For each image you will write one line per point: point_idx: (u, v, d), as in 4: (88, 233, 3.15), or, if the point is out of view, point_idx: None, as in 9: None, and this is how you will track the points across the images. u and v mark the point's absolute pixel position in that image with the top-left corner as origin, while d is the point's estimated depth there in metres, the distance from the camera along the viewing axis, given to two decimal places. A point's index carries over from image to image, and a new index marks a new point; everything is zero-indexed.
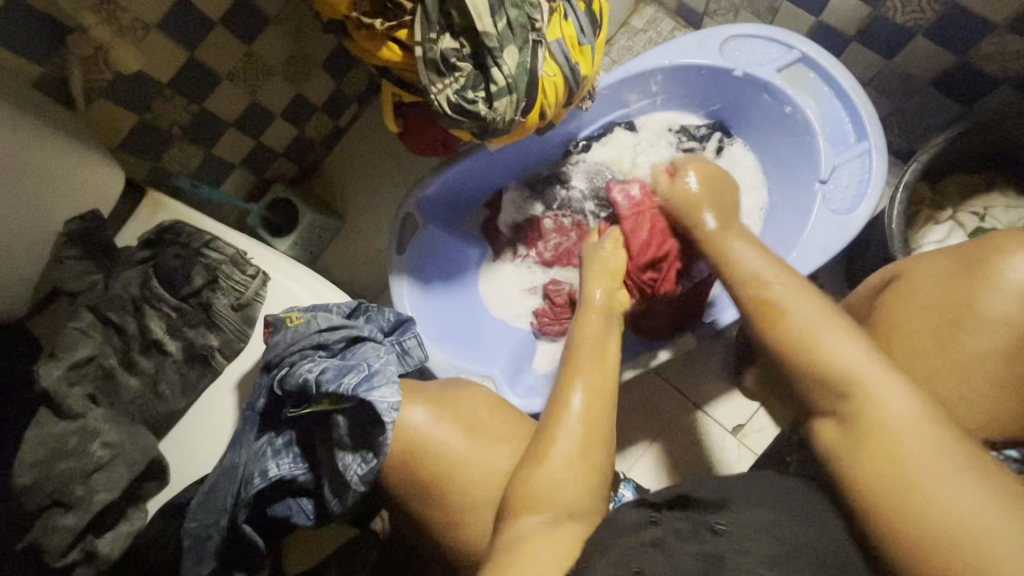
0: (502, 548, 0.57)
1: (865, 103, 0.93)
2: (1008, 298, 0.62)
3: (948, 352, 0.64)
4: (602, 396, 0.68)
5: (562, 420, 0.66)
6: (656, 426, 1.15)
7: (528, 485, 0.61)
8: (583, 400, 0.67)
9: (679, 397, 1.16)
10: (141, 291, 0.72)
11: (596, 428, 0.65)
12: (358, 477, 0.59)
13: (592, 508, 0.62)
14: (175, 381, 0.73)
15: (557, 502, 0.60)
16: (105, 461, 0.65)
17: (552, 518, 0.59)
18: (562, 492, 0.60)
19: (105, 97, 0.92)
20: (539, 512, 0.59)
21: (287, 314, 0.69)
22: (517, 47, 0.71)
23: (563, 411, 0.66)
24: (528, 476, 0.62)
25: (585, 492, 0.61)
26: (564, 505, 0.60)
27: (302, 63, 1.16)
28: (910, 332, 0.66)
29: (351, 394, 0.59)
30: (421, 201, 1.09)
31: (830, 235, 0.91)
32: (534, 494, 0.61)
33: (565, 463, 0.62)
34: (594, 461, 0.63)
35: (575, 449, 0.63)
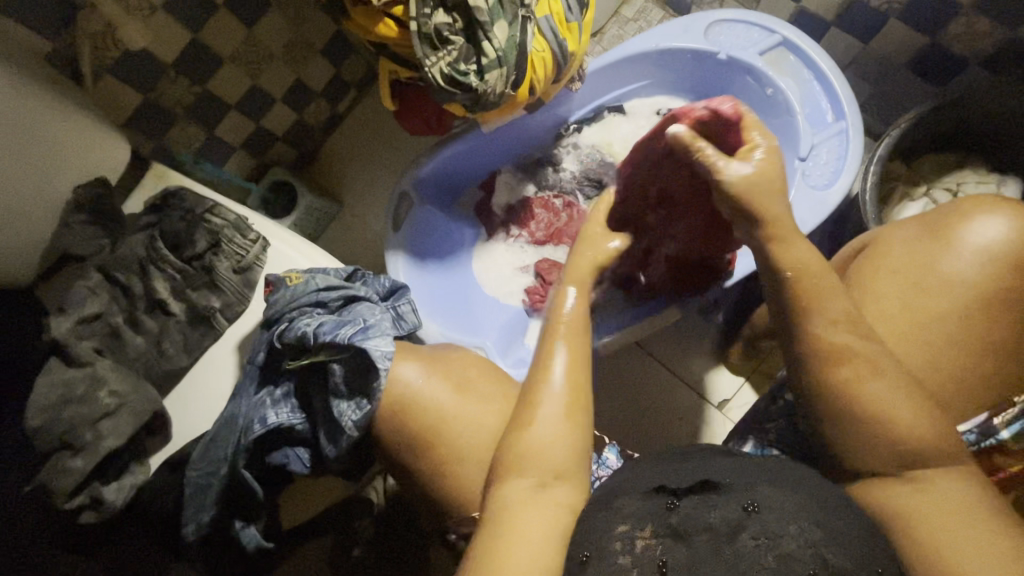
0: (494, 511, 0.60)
1: (842, 84, 0.98)
2: (965, 259, 0.65)
3: (913, 310, 0.66)
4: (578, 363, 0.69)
5: (543, 393, 0.66)
6: (643, 400, 1.18)
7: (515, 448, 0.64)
8: (565, 365, 0.68)
9: (665, 373, 1.19)
10: (147, 252, 0.75)
11: (578, 393, 0.67)
12: (353, 422, 0.62)
13: (576, 458, 0.64)
14: (178, 340, 0.77)
15: (544, 464, 0.63)
16: (112, 408, 0.68)
17: (542, 478, 0.62)
18: (548, 456, 0.63)
19: (111, 73, 0.95)
20: (529, 474, 0.62)
21: (286, 274, 0.73)
22: (507, 21, 0.75)
23: (546, 378, 0.68)
24: (516, 441, 0.64)
25: (568, 448, 0.64)
26: (551, 465, 0.62)
27: (302, 48, 1.19)
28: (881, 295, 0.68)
29: (347, 342, 0.63)
30: (417, 180, 1.12)
31: (809, 210, 0.95)
32: (522, 457, 0.63)
33: (551, 429, 0.64)
34: (578, 422, 0.66)
35: (559, 414, 0.65)
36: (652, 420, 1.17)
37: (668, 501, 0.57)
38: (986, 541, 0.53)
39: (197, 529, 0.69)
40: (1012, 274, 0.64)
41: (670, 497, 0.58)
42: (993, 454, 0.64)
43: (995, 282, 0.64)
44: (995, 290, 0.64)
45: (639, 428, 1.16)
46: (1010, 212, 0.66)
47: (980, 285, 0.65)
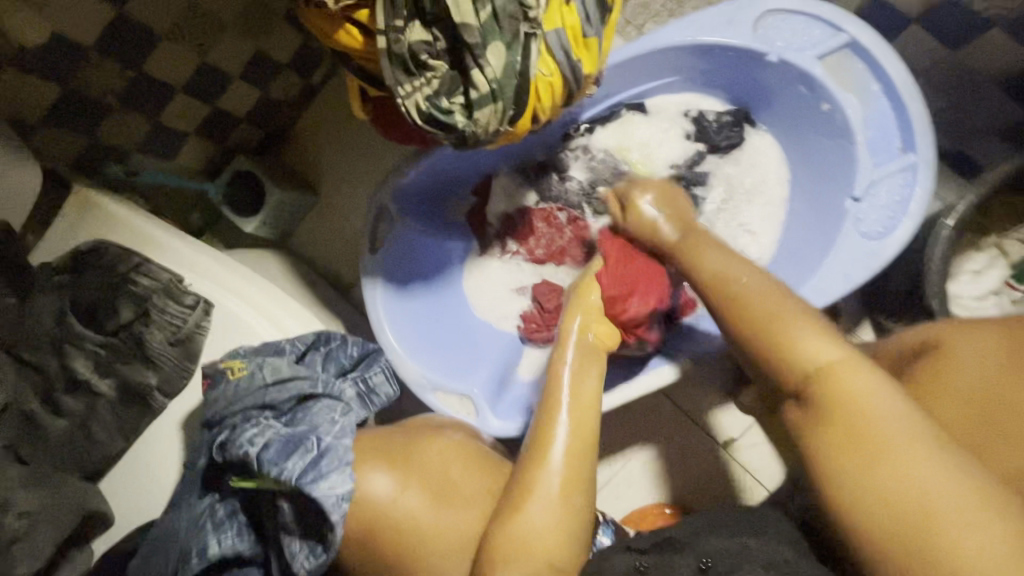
0: None
1: (918, 105, 0.79)
2: None
3: None
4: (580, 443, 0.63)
5: (541, 473, 0.60)
6: (645, 437, 1.12)
7: (504, 536, 0.58)
8: (567, 442, 0.63)
9: (670, 406, 1.12)
10: (59, 328, 0.62)
11: (577, 477, 0.61)
12: (305, 571, 0.53)
13: (572, 552, 0.58)
14: (110, 423, 0.65)
15: (536, 556, 0.57)
16: (23, 532, 0.57)
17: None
18: (542, 547, 0.57)
19: (15, 66, 0.77)
20: (521, 565, 0.56)
21: (227, 364, 0.60)
22: (504, 44, 0.56)
23: (546, 457, 0.61)
24: (505, 527, 0.58)
25: (567, 528, 0.59)
26: (542, 556, 0.57)
27: (260, 16, 0.98)
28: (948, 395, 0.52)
29: (294, 484, 0.51)
30: (398, 193, 0.96)
31: (857, 262, 0.81)
32: (511, 549, 0.57)
33: (547, 514, 0.58)
34: (574, 507, 0.60)
35: (558, 495, 0.59)
36: (654, 455, 1.11)
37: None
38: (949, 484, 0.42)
39: None
40: None
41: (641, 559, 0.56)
42: None
43: None
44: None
45: (638, 463, 1.11)
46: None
47: None
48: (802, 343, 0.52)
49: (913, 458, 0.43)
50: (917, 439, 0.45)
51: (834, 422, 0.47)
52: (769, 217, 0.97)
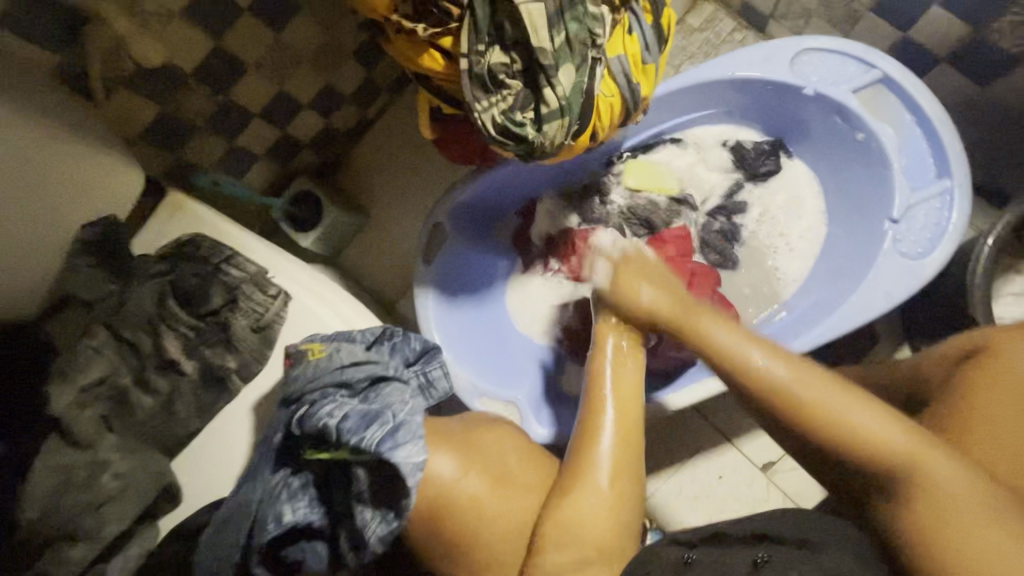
0: None
1: (951, 135, 0.84)
2: None
3: None
4: (633, 434, 0.64)
5: (593, 465, 0.61)
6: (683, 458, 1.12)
7: (559, 520, 0.59)
8: (616, 426, 0.63)
9: (708, 426, 1.12)
10: (158, 308, 0.68)
11: (626, 458, 0.62)
12: (377, 538, 0.55)
13: (620, 539, 0.60)
14: (191, 402, 0.70)
15: (588, 541, 0.58)
16: (114, 493, 0.61)
17: (582, 557, 0.58)
18: (591, 529, 0.59)
19: (126, 87, 0.85)
20: (568, 550, 0.58)
21: (309, 345, 0.66)
22: (574, 65, 0.63)
23: (594, 440, 0.62)
24: (560, 512, 0.60)
25: (619, 511, 0.60)
26: (593, 543, 0.58)
27: (334, 51, 1.08)
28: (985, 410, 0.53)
29: (373, 451, 0.55)
30: (452, 209, 1.02)
31: (896, 280, 0.84)
32: (567, 532, 0.58)
33: (599, 499, 0.59)
34: (623, 490, 0.61)
35: (609, 488, 0.60)
36: (702, 472, 1.11)
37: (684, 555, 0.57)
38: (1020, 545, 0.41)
39: None
40: None
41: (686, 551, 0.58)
42: None
43: None
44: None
45: (670, 479, 1.12)
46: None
47: None
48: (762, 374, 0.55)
49: (974, 542, 0.42)
50: (965, 505, 0.44)
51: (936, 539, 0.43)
52: (803, 243, 1.02)
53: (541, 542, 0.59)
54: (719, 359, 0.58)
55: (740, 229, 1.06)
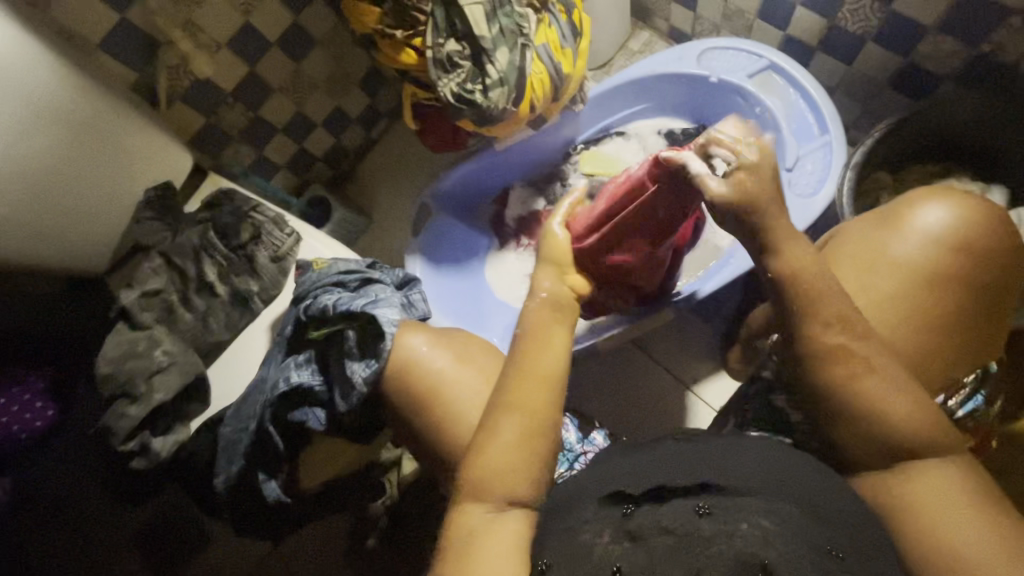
0: (458, 546, 0.63)
1: (825, 100, 1.05)
2: (911, 243, 0.72)
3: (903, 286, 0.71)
4: (548, 397, 0.69)
5: (496, 430, 0.68)
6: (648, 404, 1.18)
7: (477, 473, 0.66)
8: (522, 393, 0.69)
9: (671, 379, 1.19)
10: (202, 241, 0.89)
11: (534, 421, 0.68)
12: (363, 378, 0.73)
13: (531, 479, 0.67)
14: (221, 317, 0.88)
15: (497, 490, 0.66)
16: (163, 366, 0.80)
17: (495, 508, 0.65)
18: (500, 487, 0.65)
19: (182, 100, 1.11)
20: (482, 507, 0.65)
21: (316, 261, 0.87)
22: (508, 48, 0.87)
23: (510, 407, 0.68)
24: (474, 471, 0.67)
25: (527, 459, 0.67)
26: (503, 496, 0.65)
27: (341, 79, 1.34)
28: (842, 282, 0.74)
29: (360, 310, 0.75)
30: (436, 193, 1.25)
31: (796, 216, 1.01)
32: (482, 480, 0.66)
33: (503, 456, 0.66)
34: (529, 449, 0.67)
35: (516, 439, 0.66)
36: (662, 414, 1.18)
37: (625, 508, 0.63)
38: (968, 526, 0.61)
39: (226, 481, 0.80)
40: (955, 253, 0.71)
41: (626, 504, 0.64)
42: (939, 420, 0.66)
43: (941, 262, 0.71)
44: (937, 267, 0.71)
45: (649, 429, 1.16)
46: (952, 199, 0.72)
47: (927, 266, 0.71)
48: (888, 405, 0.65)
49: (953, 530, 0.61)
50: (956, 512, 0.62)
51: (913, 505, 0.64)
52: None
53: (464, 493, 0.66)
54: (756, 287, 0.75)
55: None
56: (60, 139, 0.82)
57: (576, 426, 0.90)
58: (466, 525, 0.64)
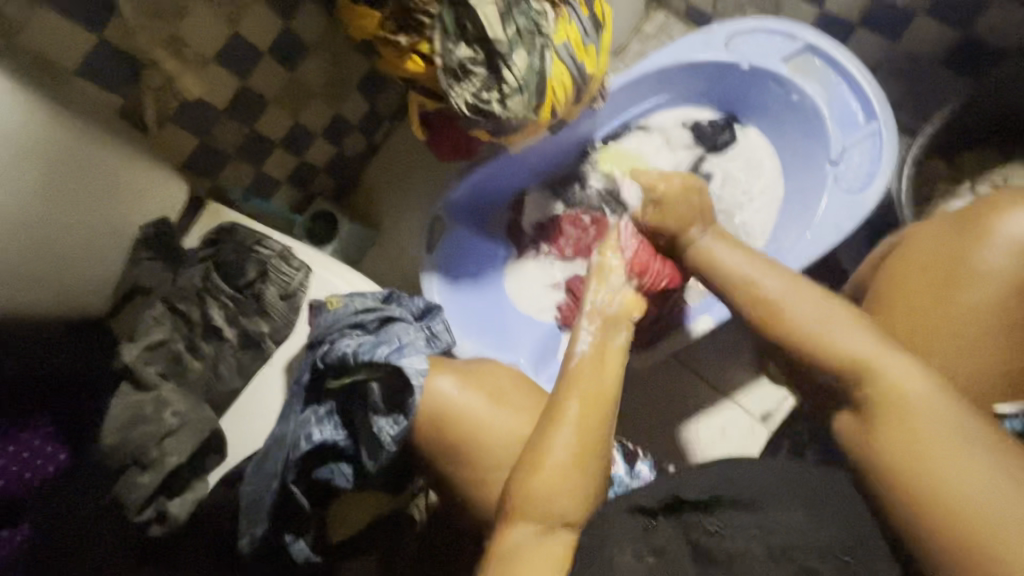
0: (501, 561, 0.59)
1: (871, 84, 0.96)
2: (1001, 252, 0.63)
3: (980, 295, 0.63)
4: (596, 424, 0.65)
5: (553, 441, 0.64)
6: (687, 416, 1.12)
7: (521, 490, 0.62)
8: (582, 399, 0.67)
9: (708, 388, 1.13)
10: (204, 282, 0.82)
11: (589, 435, 0.64)
12: (391, 436, 0.68)
13: (580, 501, 0.62)
14: (232, 364, 0.82)
15: (545, 510, 0.61)
16: (174, 427, 0.74)
17: (545, 528, 0.61)
18: (556, 505, 0.61)
19: (172, 122, 1.03)
20: (530, 522, 0.61)
21: (328, 299, 0.79)
22: (525, 51, 0.79)
23: (558, 420, 0.65)
24: (521, 486, 0.62)
25: (570, 481, 0.62)
26: (557, 516, 0.61)
27: (339, 85, 1.25)
28: (908, 293, 0.66)
29: (384, 361, 0.68)
30: (450, 205, 1.17)
31: (843, 214, 0.94)
32: (527, 501, 0.62)
33: (559, 473, 0.62)
34: (586, 468, 0.63)
35: (570, 458, 0.63)
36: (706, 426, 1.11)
37: (647, 523, 0.63)
38: None
39: (251, 542, 0.73)
40: None
41: (648, 518, 0.64)
42: None
43: None
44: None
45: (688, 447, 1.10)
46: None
47: (1013, 280, 0.62)
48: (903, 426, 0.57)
49: None
50: None
51: None
52: (768, 201, 1.11)
53: (505, 513, 0.62)
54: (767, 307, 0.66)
55: (710, 196, 1.15)
56: (41, 182, 0.74)
57: (623, 456, 0.81)
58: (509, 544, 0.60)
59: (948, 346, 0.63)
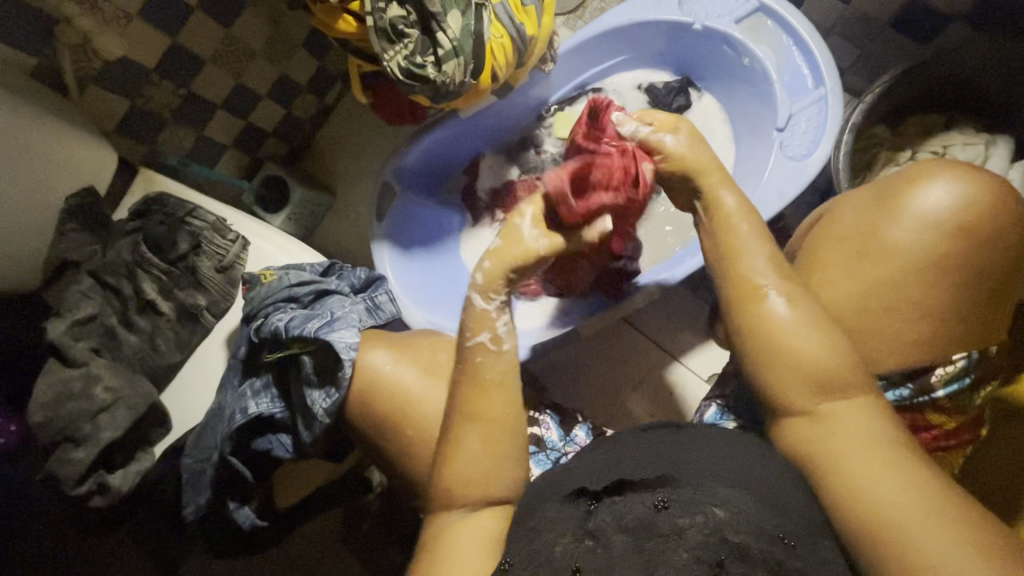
0: (434, 543, 0.60)
1: (821, 47, 0.94)
2: (909, 228, 0.64)
3: (888, 265, 0.64)
4: (502, 382, 0.66)
5: (472, 413, 0.64)
6: (636, 379, 1.15)
7: (449, 475, 0.62)
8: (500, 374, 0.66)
9: (657, 349, 1.16)
10: (134, 255, 0.79)
11: (501, 401, 0.65)
12: (324, 409, 0.68)
13: (505, 479, 0.63)
14: (170, 337, 0.81)
15: (471, 494, 0.61)
16: (108, 403, 0.73)
17: (471, 506, 0.61)
18: (484, 484, 0.62)
19: (96, 83, 0.98)
20: (461, 507, 0.61)
21: (262, 272, 0.77)
22: (460, 11, 0.76)
23: (477, 387, 0.65)
24: (445, 447, 0.63)
25: (493, 450, 0.63)
26: (484, 494, 0.61)
27: (282, 44, 1.18)
28: (826, 270, 0.68)
29: (313, 335, 0.68)
30: (399, 170, 1.14)
31: (787, 181, 0.94)
32: (454, 487, 0.62)
33: (479, 451, 0.62)
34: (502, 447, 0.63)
35: (484, 446, 0.62)
36: (645, 396, 1.14)
37: (586, 506, 0.58)
38: (904, 488, 0.53)
39: (196, 510, 0.75)
40: (958, 237, 0.62)
41: (589, 500, 0.59)
42: (922, 411, 0.66)
43: (937, 248, 0.63)
44: (933, 255, 0.63)
45: (638, 413, 1.13)
46: (958, 175, 0.64)
47: (921, 254, 0.63)
48: (794, 350, 0.60)
49: (874, 483, 0.54)
50: (877, 460, 0.56)
51: (831, 436, 0.58)
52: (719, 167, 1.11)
53: (438, 496, 0.62)
54: (728, 251, 0.66)
55: None
56: None
57: (557, 423, 0.83)
58: (437, 526, 0.61)
59: (856, 315, 0.65)
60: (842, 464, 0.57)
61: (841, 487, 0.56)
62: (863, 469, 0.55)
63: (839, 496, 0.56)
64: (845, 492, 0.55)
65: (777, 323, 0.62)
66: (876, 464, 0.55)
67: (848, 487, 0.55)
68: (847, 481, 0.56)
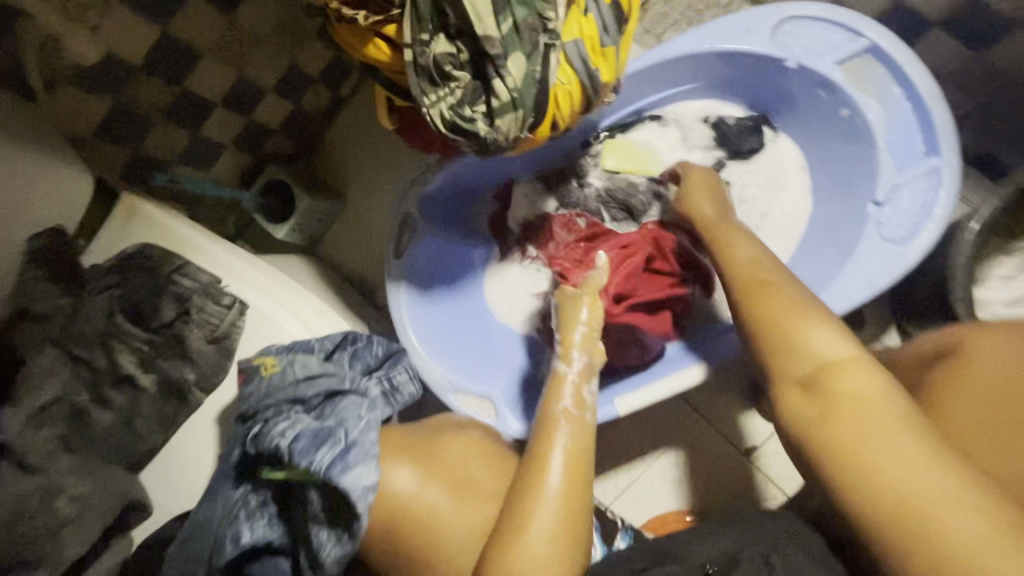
0: None
1: (943, 110, 0.79)
2: None
3: None
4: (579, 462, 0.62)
5: (541, 495, 0.59)
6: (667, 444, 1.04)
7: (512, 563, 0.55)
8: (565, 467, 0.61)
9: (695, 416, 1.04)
10: (107, 325, 0.67)
11: (576, 500, 0.59)
12: (333, 558, 0.57)
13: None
14: (153, 416, 0.69)
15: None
16: (71, 516, 0.61)
17: None
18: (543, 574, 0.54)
19: (69, 83, 0.81)
20: None
21: (260, 360, 0.66)
22: (524, 54, 0.59)
23: (546, 475, 0.60)
24: (508, 545, 0.56)
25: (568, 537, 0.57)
26: None
27: (292, 32, 1.00)
28: (952, 398, 0.52)
29: (322, 474, 0.56)
30: (422, 199, 0.98)
31: (879, 266, 0.80)
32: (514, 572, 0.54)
33: (548, 534, 0.56)
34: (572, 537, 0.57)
35: (555, 521, 0.57)
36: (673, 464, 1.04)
37: None
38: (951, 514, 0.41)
39: None
40: None
41: None
42: None
43: None
44: None
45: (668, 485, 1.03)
46: None
47: None
48: (852, 396, 0.50)
49: (937, 518, 0.42)
50: (917, 480, 0.44)
51: (844, 459, 0.47)
52: (789, 223, 0.96)
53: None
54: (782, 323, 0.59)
55: None
56: None
57: (601, 537, 0.74)
58: None
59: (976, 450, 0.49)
60: (874, 459, 0.45)
61: (867, 477, 0.45)
62: (897, 467, 0.44)
63: (865, 477, 0.45)
64: (871, 471, 0.45)
65: (827, 364, 0.53)
66: (911, 471, 0.44)
67: (883, 480, 0.44)
68: (873, 483, 0.45)
